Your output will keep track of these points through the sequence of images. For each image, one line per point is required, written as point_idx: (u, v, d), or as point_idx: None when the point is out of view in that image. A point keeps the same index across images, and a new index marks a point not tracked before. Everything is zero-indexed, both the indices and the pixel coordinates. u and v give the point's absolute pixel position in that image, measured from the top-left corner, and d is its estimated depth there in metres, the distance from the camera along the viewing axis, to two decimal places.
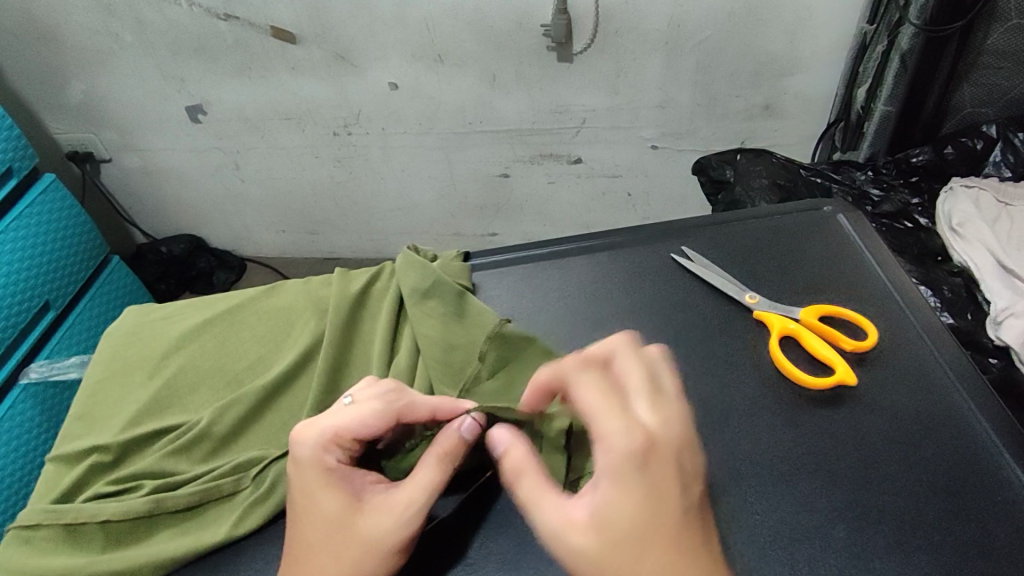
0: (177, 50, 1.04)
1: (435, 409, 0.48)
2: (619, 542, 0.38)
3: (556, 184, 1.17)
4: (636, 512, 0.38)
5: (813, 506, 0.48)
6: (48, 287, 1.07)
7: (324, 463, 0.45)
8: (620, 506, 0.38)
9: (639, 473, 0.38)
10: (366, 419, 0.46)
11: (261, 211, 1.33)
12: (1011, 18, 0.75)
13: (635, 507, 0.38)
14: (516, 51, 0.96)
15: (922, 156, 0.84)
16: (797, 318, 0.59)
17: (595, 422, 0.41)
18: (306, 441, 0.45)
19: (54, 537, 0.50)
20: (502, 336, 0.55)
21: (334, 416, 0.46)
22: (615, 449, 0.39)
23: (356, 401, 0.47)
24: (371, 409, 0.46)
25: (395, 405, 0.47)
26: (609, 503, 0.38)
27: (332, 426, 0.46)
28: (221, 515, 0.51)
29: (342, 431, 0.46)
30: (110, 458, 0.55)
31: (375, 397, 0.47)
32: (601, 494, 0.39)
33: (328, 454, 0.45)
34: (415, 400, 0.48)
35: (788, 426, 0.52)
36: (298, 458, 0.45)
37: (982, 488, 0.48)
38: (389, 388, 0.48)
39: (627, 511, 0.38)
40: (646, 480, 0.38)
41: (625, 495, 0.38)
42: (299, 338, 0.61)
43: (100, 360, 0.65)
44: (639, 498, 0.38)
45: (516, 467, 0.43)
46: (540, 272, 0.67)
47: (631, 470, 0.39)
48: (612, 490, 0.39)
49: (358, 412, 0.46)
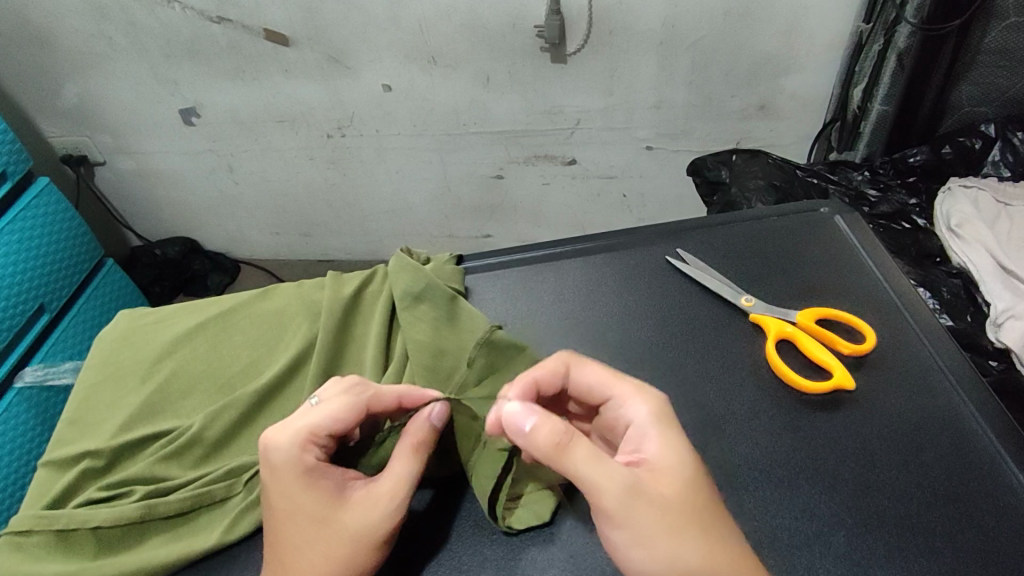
0: (170, 52, 1.03)
1: (400, 396, 0.48)
2: (685, 480, 0.41)
3: (551, 185, 1.16)
4: (689, 456, 0.42)
5: (812, 512, 0.47)
6: (43, 290, 1.06)
7: (301, 464, 0.44)
8: (677, 450, 0.42)
9: (675, 423, 0.44)
10: (341, 415, 0.45)
11: (256, 214, 1.32)
12: (1009, 16, 0.74)
13: (684, 450, 0.43)
14: (510, 52, 0.96)
15: (919, 156, 0.83)
16: (793, 321, 0.58)
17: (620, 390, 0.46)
18: (283, 442, 0.44)
19: (45, 544, 0.50)
20: (491, 342, 0.54)
21: (306, 416, 0.45)
22: (653, 403, 0.45)
23: (325, 398, 0.46)
24: (344, 404, 0.45)
25: (366, 399, 0.47)
26: (669, 448, 0.42)
27: (306, 425, 0.45)
28: (213, 521, 0.51)
29: (318, 430, 0.45)
30: (101, 463, 0.55)
31: (343, 392, 0.46)
32: (660, 442, 0.42)
33: (305, 453, 0.44)
34: (382, 390, 0.47)
35: (785, 431, 0.52)
36: (274, 460, 0.44)
37: (985, 493, 0.48)
38: (354, 383, 0.47)
39: (684, 454, 0.42)
40: (679, 429, 0.44)
41: (675, 441, 0.43)
42: (291, 342, 0.61)
43: (91, 364, 0.64)
44: (682, 443, 0.43)
45: (565, 429, 0.40)
46: (534, 274, 0.66)
47: (669, 422, 0.44)
48: (666, 437, 0.43)
49: (331, 408, 0.45)
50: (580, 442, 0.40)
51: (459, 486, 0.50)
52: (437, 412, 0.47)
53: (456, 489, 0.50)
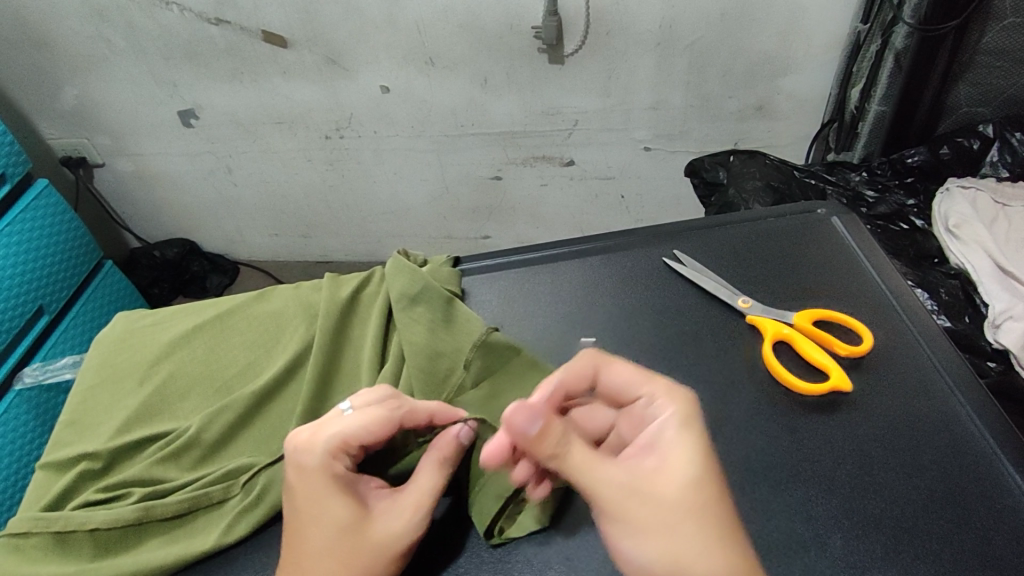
0: (168, 54, 1.04)
1: (432, 413, 0.48)
2: (692, 486, 0.41)
3: (549, 186, 1.16)
4: (705, 458, 0.42)
5: (808, 514, 0.47)
6: (42, 291, 1.07)
7: (330, 471, 0.44)
8: (692, 451, 0.42)
9: (696, 428, 0.44)
10: (374, 427, 0.45)
11: (255, 215, 1.32)
12: (1007, 16, 0.74)
13: (699, 452, 0.42)
14: (507, 53, 0.96)
15: (917, 156, 0.83)
16: (790, 323, 0.58)
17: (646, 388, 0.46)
18: (316, 448, 0.44)
19: (44, 545, 0.50)
20: (488, 344, 0.54)
21: (339, 423, 0.45)
22: (673, 406, 0.45)
23: (358, 408, 0.46)
24: (378, 416, 0.45)
25: (400, 413, 0.46)
26: (678, 451, 0.42)
27: (339, 433, 0.45)
28: (210, 523, 0.51)
29: (350, 438, 0.45)
30: (100, 465, 0.55)
31: (378, 403, 0.46)
32: (673, 446, 0.42)
33: (335, 460, 0.44)
34: (415, 405, 0.47)
35: (781, 433, 0.52)
36: (306, 465, 0.44)
37: (981, 495, 0.48)
38: (387, 395, 0.47)
39: (696, 462, 0.42)
40: (701, 435, 0.43)
41: (690, 444, 0.43)
42: (288, 345, 0.61)
43: (90, 367, 0.64)
44: (701, 445, 0.43)
45: (557, 440, 0.41)
46: (530, 277, 0.66)
47: (692, 423, 0.44)
48: (678, 443, 0.43)
49: (365, 419, 0.45)
50: (574, 450, 0.41)
51: (456, 488, 0.50)
52: (467, 431, 0.47)
53: (453, 492, 0.50)
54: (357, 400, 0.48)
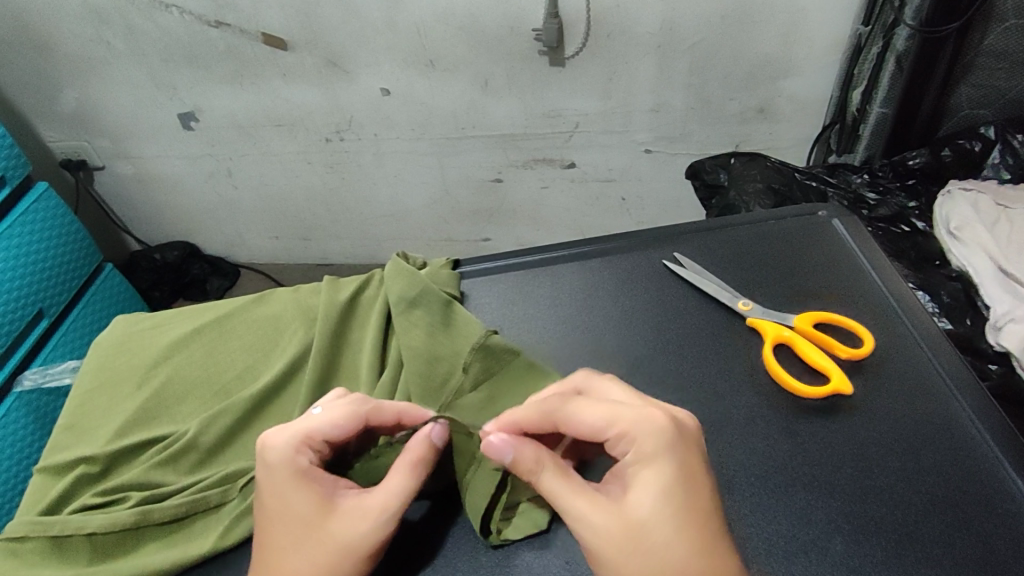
0: (168, 57, 1.04)
1: (401, 412, 0.48)
2: (653, 522, 0.40)
3: (550, 189, 1.16)
4: (675, 488, 0.40)
5: (809, 518, 0.47)
6: (42, 294, 1.06)
7: (294, 467, 0.44)
8: (658, 483, 0.40)
9: (668, 458, 0.41)
10: (338, 422, 0.45)
11: (255, 218, 1.32)
12: (1008, 18, 0.74)
13: (669, 482, 0.40)
14: (508, 56, 0.96)
15: (918, 158, 0.83)
16: (790, 326, 0.58)
17: (615, 421, 0.42)
18: (278, 443, 0.44)
19: (41, 549, 0.50)
20: (487, 348, 0.54)
21: (306, 420, 0.45)
22: (642, 440, 0.41)
23: (326, 404, 0.46)
24: (342, 412, 0.45)
25: (366, 410, 0.46)
26: (643, 484, 0.41)
27: (304, 428, 0.45)
28: (208, 527, 0.51)
29: (314, 434, 0.45)
30: (97, 469, 0.54)
31: (344, 401, 0.46)
32: (638, 478, 0.41)
33: (301, 457, 0.44)
34: (383, 403, 0.47)
35: (782, 436, 0.51)
36: (269, 459, 0.44)
37: (982, 499, 0.47)
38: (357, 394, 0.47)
39: (659, 494, 0.40)
40: (675, 463, 0.41)
41: (658, 475, 0.41)
42: (286, 348, 0.61)
43: (87, 370, 0.64)
44: (672, 476, 0.41)
45: (533, 463, 0.42)
46: (530, 279, 0.66)
47: (664, 453, 0.41)
48: (644, 475, 0.41)
49: (329, 415, 0.45)
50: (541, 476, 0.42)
51: (453, 491, 0.50)
52: (436, 430, 0.46)
53: (451, 496, 0.49)
54: (331, 399, 0.48)
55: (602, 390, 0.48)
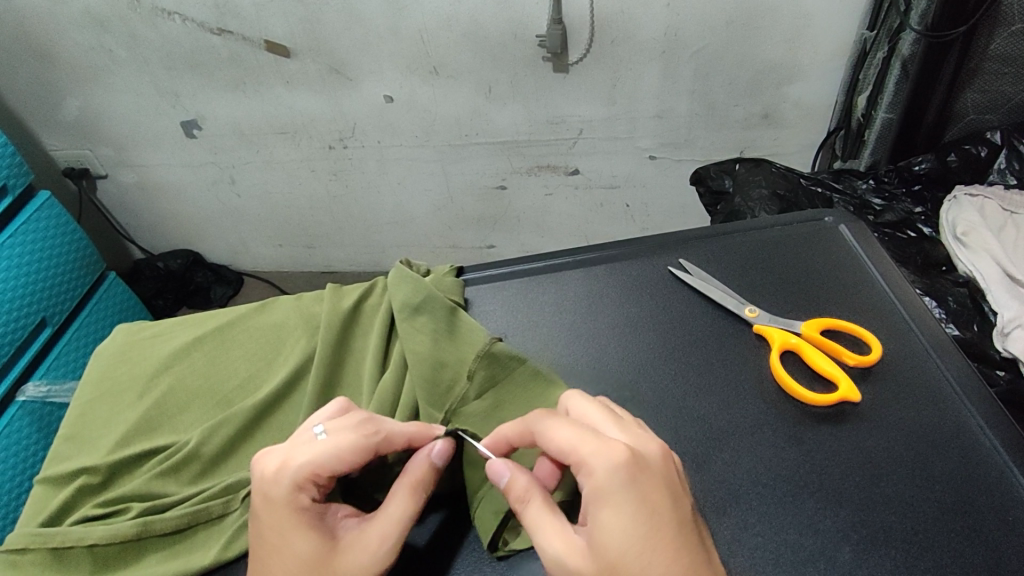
0: (172, 65, 1.04)
1: (409, 438, 0.46)
2: (621, 564, 0.37)
3: (554, 196, 1.16)
4: (638, 530, 0.37)
5: (818, 528, 0.46)
6: (45, 303, 1.06)
7: (296, 503, 0.42)
8: (618, 526, 0.37)
9: (628, 493, 0.38)
10: (345, 456, 0.43)
11: (258, 225, 1.32)
12: (1015, 22, 0.73)
13: (631, 524, 0.37)
14: (512, 63, 0.96)
15: (924, 164, 0.83)
16: (798, 332, 0.58)
17: (577, 448, 0.40)
18: (280, 479, 0.42)
19: (40, 561, 0.49)
20: (492, 354, 0.54)
21: (308, 451, 0.43)
22: (599, 475, 0.38)
23: (331, 434, 0.44)
24: (349, 444, 0.43)
25: (374, 440, 0.44)
26: (604, 525, 0.38)
27: (308, 462, 0.42)
28: (210, 538, 0.50)
29: (318, 469, 0.43)
30: (98, 480, 0.54)
31: (351, 429, 0.44)
32: (600, 519, 0.38)
33: (302, 492, 0.42)
34: (392, 431, 0.45)
35: (791, 444, 0.51)
36: (271, 496, 0.42)
37: (992, 508, 0.47)
38: (364, 420, 0.45)
39: (625, 530, 0.37)
40: (637, 496, 0.38)
41: (620, 516, 0.38)
42: (290, 356, 0.60)
43: (89, 380, 0.64)
44: (634, 516, 0.38)
45: (523, 495, 0.42)
46: (535, 286, 0.66)
47: (622, 490, 0.38)
48: (605, 515, 0.38)
49: (334, 446, 0.43)
50: (526, 500, 0.41)
51: (457, 501, 0.49)
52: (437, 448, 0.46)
53: (456, 505, 0.49)
54: (335, 421, 0.46)
55: (579, 411, 0.45)
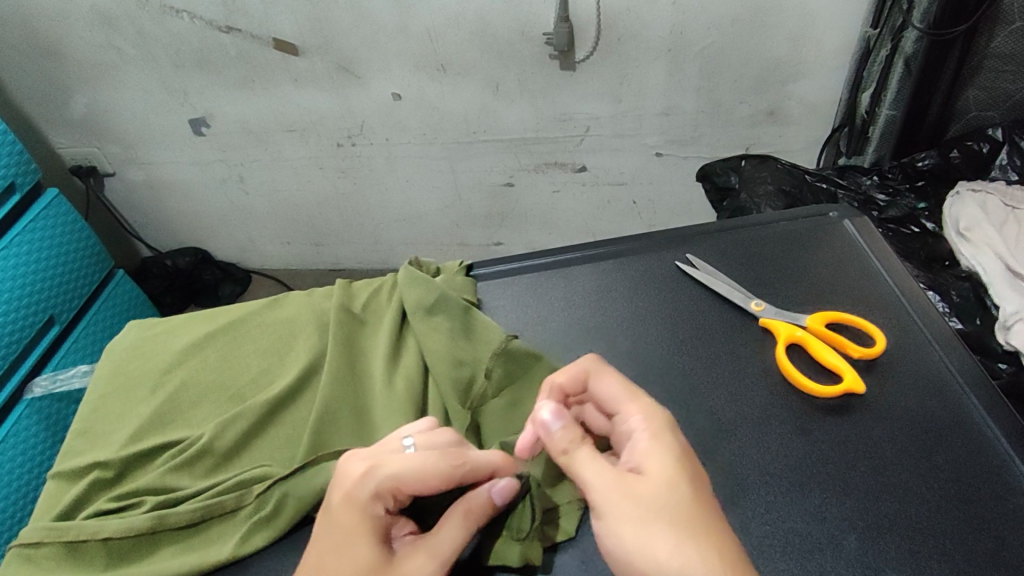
0: (180, 63, 1.04)
1: (491, 469, 0.46)
2: (672, 485, 0.41)
3: (561, 193, 1.17)
4: (683, 461, 0.42)
5: (824, 516, 0.47)
6: (53, 301, 1.07)
7: (367, 509, 0.43)
8: (664, 456, 0.42)
9: (672, 434, 0.44)
10: (429, 476, 0.44)
11: (266, 223, 1.33)
12: (1015, 21, 0.74)
13: (677, 458, 0.42)
14: (520, 60, 0.96)
15: (928, 160, 0.84)
16: (803, 325, 0.59)
17: (626, 398, 0.46)
18: (363, 482, 0.43)
19: (56, 555, 0.50)
20: (508, 352, 0.56)
21: (396, 463, 0.44)
22: (651, 416, 0.45)
23: (420, 451, 0.45)
24: (437, 466, 0.44)
25: (459, 468, 0.45)
26: (654, 454, 0.42)
27: (392, 473, 0.43)
28: (224, 533, 0.51)
29: (400, 483, 0.43)
30: (111, 474, 0.55)
31: (442, 452, 0.45)
32: (652, 447, 0.43)
33: (378, 500, 0.43)
34: (479, 461, 0.46)
35: (797, 435, 0.52)
36: (351, 497, 0.43)
37: (994, 496, 0.48)
38: (455, 445, 0.46)
39: (674, 474, 0.41)
40: (678, 440, 0.44)
41: (667, 449, 0.43)
42: (302, 351, 0.61)
43: (103, 375, 0.65)
44: (678, 451, 0.43)
45: (570, 442, 0.44)
46: (545, 281, 0.66)
47: (667, 432, 0.44)
48: (654, 447, 0.43)
49: (421, 465, 0.44)
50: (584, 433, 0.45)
51: None
52: (497, 488, 0.45)
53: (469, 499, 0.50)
54: (427, 439, 0.46)
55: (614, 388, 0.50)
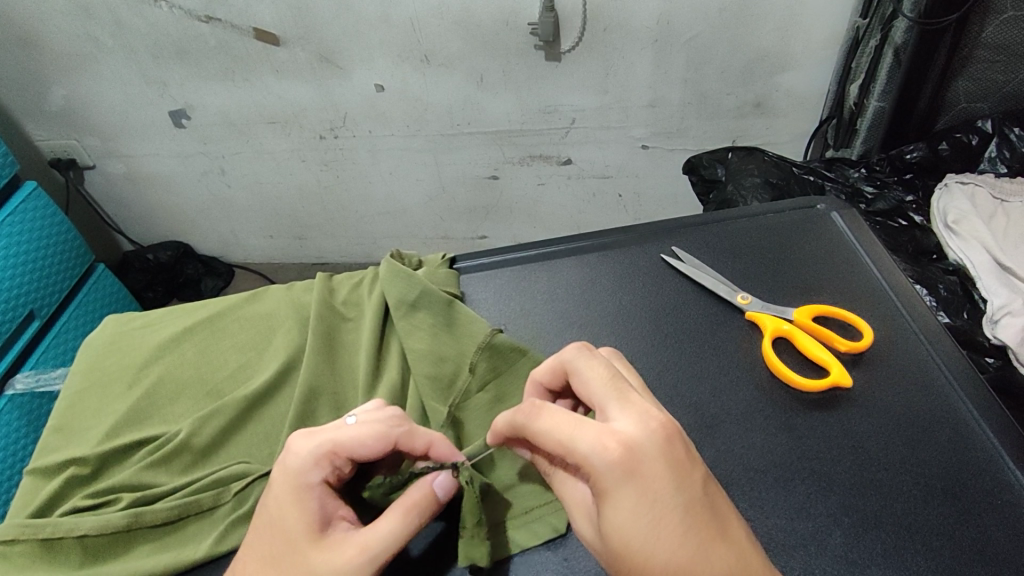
0: (159, 53, 1.02)
1: (431, 443, 0.45)
2: (628, 556, 0.36)
3: (547, 185, 1.16)
4: (640, 523, 0.35)
5: (809, 512, 0.46)
6: (33, 296, 1.05)
7: (305, 478, 0.42)
8: (618, 521, 0.36)
9: (626, 486, 0.36)
10: (365, 442, 0.43)
11: (249, 217, 1.31)
12: (1005, 11, 0.74)
13: (626, 524, 0.35)
14: (503, 50, 0.95)
15: (916, 152, 0.83)
16: (789, 319, 0.58)
17: (567, 440, 0.38)
18: (301, 450, 0.43)
19: (30, 552, 0.48)
20: (493, 346, 0.55)
21: (334, 430, 0.43)
22: (595, 471, 0.36)
23: (360, 419, 0.44)
24: (373, 432, 0.43)
25: (397, 432, 0.44)
26: (607, 520, 0.36)
27: (330, 439, 0.43)
28: (202, 530, 0.49)
29: (337, 448, 0.43)
30: (88, 471, 0.53)
31: (379, 419, 0.44)
32: (602, 511, 0.37)
33: (316, 468, 0.42)
34: (417, 430, 0.45)
35: (782, 430, 0.51)
36: (287, 466, 0.43)
37: (981, 492, 0.47)
38: (395, 415, 0.45)
39: (621, 533, 0.36)
40: (637, 491, 0.35)
41: (617, 513, 0.36)
42: (280, 346, 0.60)
43: (78, 370, 0.63)
44: (633, 511, 0.35)
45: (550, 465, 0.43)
46: (528, 273, 0.65)
47: (617, 488, 0.36)
48: (605, 509, 0.36)
49: (358, 432, 0.43)
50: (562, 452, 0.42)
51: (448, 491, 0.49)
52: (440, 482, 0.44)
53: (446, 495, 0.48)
54: (369, 411, 0.45)
55: (581, 374, 0.42)
